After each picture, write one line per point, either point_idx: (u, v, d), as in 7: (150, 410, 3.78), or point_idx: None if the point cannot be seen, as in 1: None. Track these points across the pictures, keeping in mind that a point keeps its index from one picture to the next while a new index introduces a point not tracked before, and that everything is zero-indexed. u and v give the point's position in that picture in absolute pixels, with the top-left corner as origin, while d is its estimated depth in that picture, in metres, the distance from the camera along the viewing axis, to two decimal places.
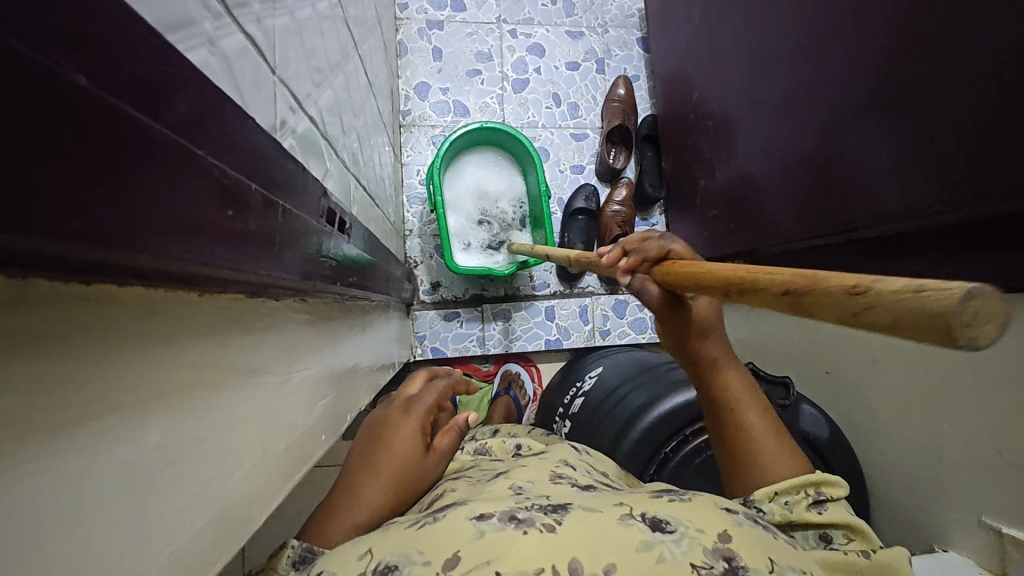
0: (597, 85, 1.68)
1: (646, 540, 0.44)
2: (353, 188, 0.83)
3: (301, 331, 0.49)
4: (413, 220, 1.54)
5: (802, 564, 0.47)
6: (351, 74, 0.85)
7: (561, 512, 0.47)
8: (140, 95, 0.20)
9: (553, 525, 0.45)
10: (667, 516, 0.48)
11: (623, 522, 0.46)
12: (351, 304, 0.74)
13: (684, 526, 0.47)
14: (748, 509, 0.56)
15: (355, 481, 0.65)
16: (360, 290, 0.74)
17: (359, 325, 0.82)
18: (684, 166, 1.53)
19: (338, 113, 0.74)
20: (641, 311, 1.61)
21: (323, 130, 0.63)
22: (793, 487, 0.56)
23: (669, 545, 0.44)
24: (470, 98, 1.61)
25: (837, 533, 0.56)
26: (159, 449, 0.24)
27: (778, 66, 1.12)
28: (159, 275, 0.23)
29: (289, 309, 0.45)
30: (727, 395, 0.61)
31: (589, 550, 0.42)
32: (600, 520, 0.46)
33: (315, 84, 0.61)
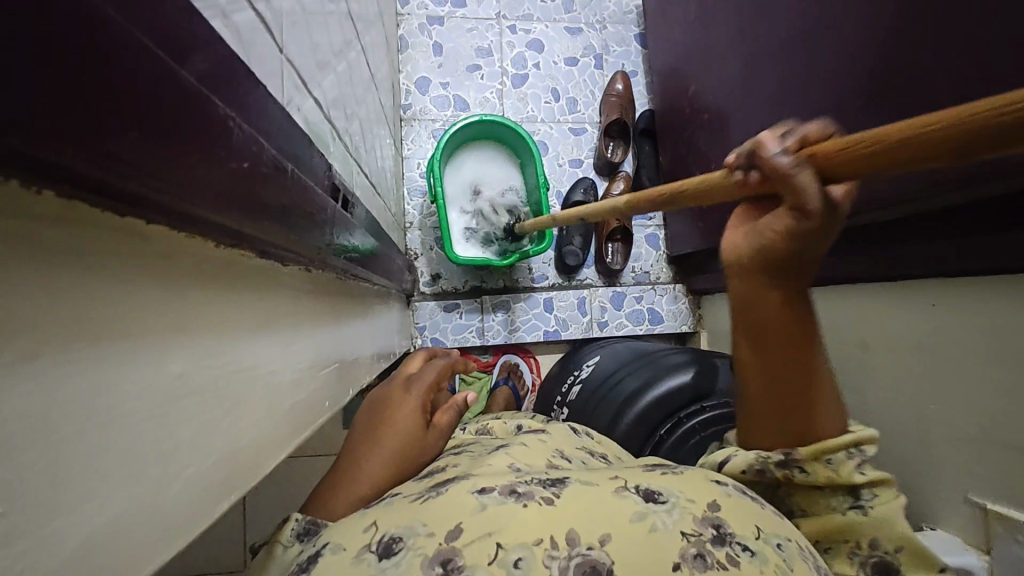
0: (595, 80, 1.71)
1: (640, 510, 0.46)
2: (355, 174, 0.85)
3: (302, 303, 0.50)
4: (413, 212, 1.56)
5: (790, 531, 0.49)
6: (354, 64, 0.87)
7: (560, 486, 0.49)
8: (169, 48, 0.22)
9: (551, 498, 0.46)
10: (659, 487, 0.50)
11: (619, 495, 0.47)
12: (353, 284, 0.76)
13: (675, 496, 0.48)
14: (791, 467, 0.55)
15: (359, 455, 0.67)
16: (362, 271, 0.76)
17: (361, 309, 0.84)
18: (681, 160, 1.55)
19: (341, 99, 0.76)
20: (639, 303, 1.63)
21: (327, 114, 0.66)
22: (838, 446, 0.55)
23: (661, 515, 0.46)
24: (470, 92, 1.63)
25: (868, 490, 0.55)
26: (178, 378, 0.26)
27: (772, 58, 1.14)
28: (182, 218, 0.25)
29: (294, 276, 0.47)
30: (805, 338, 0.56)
31: (586, 521, 0.44)
32: (596, 492, 0.48)
33: (319, 69, 0.63)
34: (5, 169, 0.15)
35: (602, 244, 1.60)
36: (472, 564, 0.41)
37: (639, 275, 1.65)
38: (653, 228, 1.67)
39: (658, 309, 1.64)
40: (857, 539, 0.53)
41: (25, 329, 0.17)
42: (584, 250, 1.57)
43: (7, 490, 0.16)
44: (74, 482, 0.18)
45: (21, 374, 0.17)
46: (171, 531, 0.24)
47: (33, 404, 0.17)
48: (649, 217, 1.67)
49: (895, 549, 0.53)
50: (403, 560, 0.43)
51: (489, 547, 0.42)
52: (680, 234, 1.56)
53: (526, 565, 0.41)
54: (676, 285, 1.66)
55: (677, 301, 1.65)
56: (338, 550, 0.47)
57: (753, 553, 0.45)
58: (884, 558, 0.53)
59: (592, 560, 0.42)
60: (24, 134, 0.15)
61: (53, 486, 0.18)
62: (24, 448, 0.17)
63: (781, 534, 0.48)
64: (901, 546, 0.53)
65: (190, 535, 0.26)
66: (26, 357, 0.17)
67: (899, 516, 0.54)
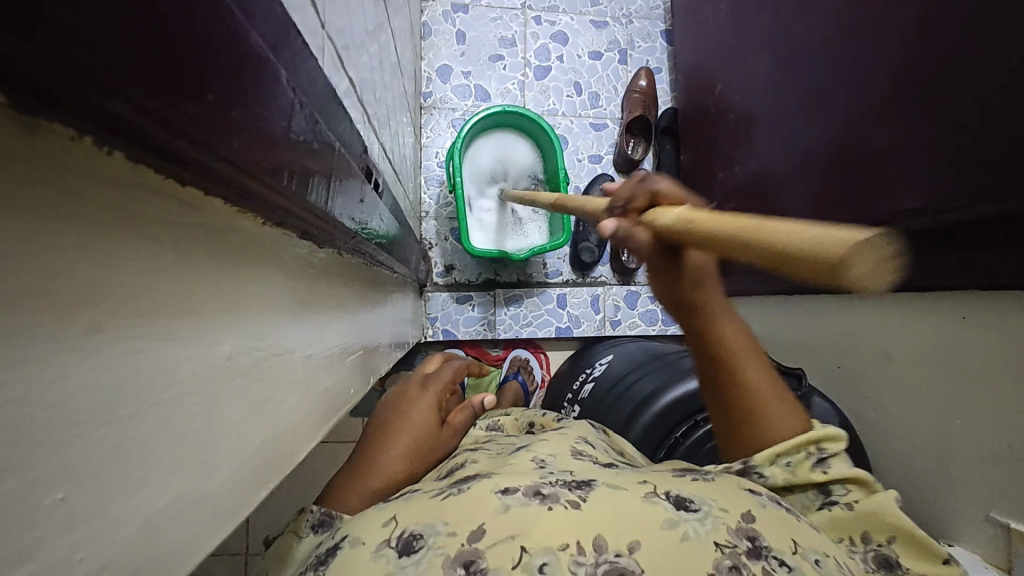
0: (618, 76, 1.68)
1: (671, 518, 0.44)
2: (382, 163, 0.84)
3: (331, 301, 0.48)
4: (429, 202, 1.57)
5: (827, 547, 0.48)
6: (385, 52, 0.87)
7: (585, 489, 0.47)
8: (242, 8, 0.20)
9: (577, 502, 0.45)
10: (690, 494, 0.48)
11: (646, 501, 0.46)
12: (376, 272, 0.75)
13: (708, 504, 0.46)
14: (751, 474, 0.59)
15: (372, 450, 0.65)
16: (385, 257, 0.75)
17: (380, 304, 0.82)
18: (702, 160, 1.53)
19: (373, 84, 0.75)
20: (652, 303, 1.61)
21: (360, 97, 0.65)
22: (794, 449, 0.60)
23: (693, 524, 0.44)
24: (492, 83, 1.62)
25: (837, 485, 0.60)
26: (228, 360, 0.25)
27: (801, 61, 1.12)
28: (239, 190, 0.24)
29: (330, 261, 0.46)
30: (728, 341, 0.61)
31: (614, 527, 0.42)
32: (624, 498, 0.46)
33: (357, 53, 0.62)
34: (80, 126, 0.14)
35: None
36: (496, 567, 0.40)
37: None
38: None
39: None
40: (849, 537, 0.57)
41: (94, 301, 0.16)
42: (599, 247, 1.57)
43: (58, 475, 0.14)
44: (128, 468, 0.17)
45: (86, 351, 0.15)
46: (218, 517, 0.23)
47: (95, 382, 0.16)
48: None
49: (888, 539, 0.57)
50: (423, 559, 0.41)
51: (513, 550, 0.41)
52: None
53: (553, 570, 0.40)
54: None
55: None
56: (357, 544, 0.45)
57: (789, 570, 0.43)
58: (879, 549, 0.56)
59: (621, 568, 0.40)
60: (111, 87, 0.14)
61: (108, 473, 0.16)
62: (92, 429, 0.16)
63: (819, 549, 0.46)
64: (893, 535, 0.57)
65: (237, 522, 0.25)
66: (91, 332, 0.16)
67: (874, 498, 0.59)
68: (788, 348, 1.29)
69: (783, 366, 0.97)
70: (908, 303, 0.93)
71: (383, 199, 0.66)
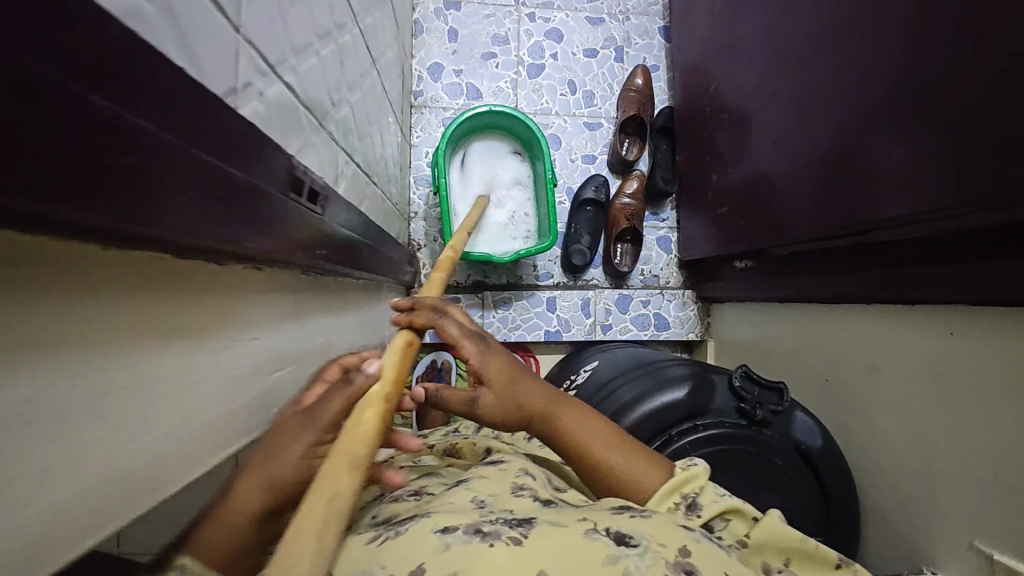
0: (614, 74, 1.64)
1: (611, 553, 0.42)
2: (347, 167, 0.83)
3: (231, 314, 0.45)
4: (418, 202, 1.56)
5: None
6: (354, 53, 0.85)
7: (527, 525, 0.44)
8: (13, 53, 0.20)
9: (519, 539, 0.42)
10: (629, 529, 0.45)
11: (589, 537, 0.43)
12: (331, 281, 0.74)
13: (646, 539, 0.44)
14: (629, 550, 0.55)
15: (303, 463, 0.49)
16: (342, 267, 0.73)
17: (337, 312, 0.80)
18: (696, 161, 1.49)
19: (334, 87, 0.73)
20: (645, 308, 1.57)
21: (310, 101, 0.63)
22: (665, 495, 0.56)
23: (633, 559, 0.42)
24: (484, 81, 1.59)
25: (719, 521, 0.56)
26: (28, 400, 0.25)
27: (795, 59, 1.08)
28: (36, 223, 0.24)
29: (225, 275, 0.44)
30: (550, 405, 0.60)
31: (554, 564, 0.40)
32: (564, 534, 0.43)
33: (305, 57, 0.60)
34: None
35: (610, 245, 1.56)
36: None
37: (647, 278, 1.60)
38: (666, 230, 1.62)
39: (665, 315, 1.57)
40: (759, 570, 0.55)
41: None
42: (591, 249, 1.54)
43: None
44: None
45: None
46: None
47: None
48: (663, 219, 1.62)
49: (783, 561, 0.55)
50: None
51: None
52: (694, 237, 1.51)
53: None
54: (686, 291, 1.59)
55: (685, 308, 1.58)
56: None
57: None
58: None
59: None
60: None
61: None
62: None
63: None
64: (786, 557, 0.55)
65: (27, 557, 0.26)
66: None
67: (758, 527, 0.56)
68: (778, 358, 1.25)
69: (764, 380, 0.92)
70: (897, 315, 0.88)
71: (330, 207, 0.64)
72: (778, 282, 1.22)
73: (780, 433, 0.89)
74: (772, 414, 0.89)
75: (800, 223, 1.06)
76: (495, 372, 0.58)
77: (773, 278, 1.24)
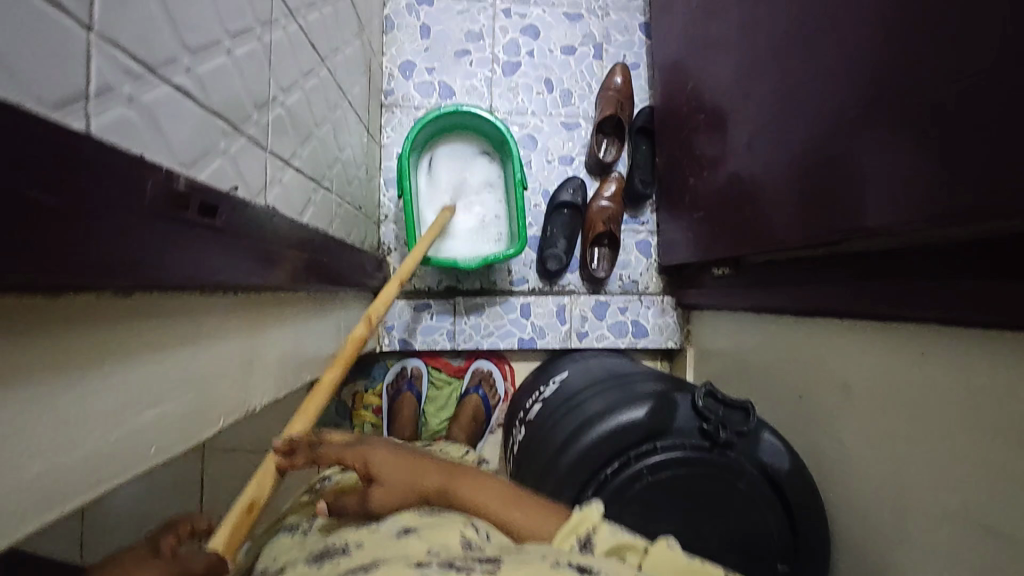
0: (593, 72, 1.58)
1: None
2: (283, 174, 0.78)
3: (92, 353, 0.39)
4: (389, 205, 1.51)
5: None
6: (292, 52, 0.80)
7: None
8: None
9: None
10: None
11: None
12: (257, 298, 0.69)
13: None
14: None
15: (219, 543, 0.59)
16: (269, 283, 0.68)
17: (274, 330, 0.75)
18: (675, 162, 1.43)
19: (260, 88, 0.68)
20: (622, 314, 1.52)
21: (222, 105, 0.58)
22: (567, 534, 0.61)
23: None
24: (457, 79, 1.54)
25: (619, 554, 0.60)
26: None
27: (770, 58, 1.02)
28: None
29: (81, 309, 0.37)
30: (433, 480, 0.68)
31: None
32: None
33: (210, 57, 0.55)
34: None
35: (586, 249, 1.51)
36: None
37: (626, 283, 1.55)
38: (645, 234, 1.57)
39: (644, 322, 1.52)
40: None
41: None
42: (566, 254, 1.49)
43: None
44: None
45: None
46: None
47: None
48: (642, 222, 1.57)
49: None
50: None
51: None
52: (674, 241, 1.46)
53: None
54: (665, 297, 1.54)
55: (664, 315, 1.52)
56: None
57: None
58: None
59: None
60: None
61: None
62: None
63: None
64: None
65: None
66: None
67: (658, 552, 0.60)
68: (755, 370, 1.20)
69: (730, 399, 0.87)
70: (870, 331, 0.83)
71: (242, 219, 0.59)
72: (754, 291, 1.16)
73: (745, 456, 0.84)
74: (736, 436, 0.84)
75: (775, 230, 1.01)
76: (380, 468, 0.67)
77: (750, 287, 1.19)
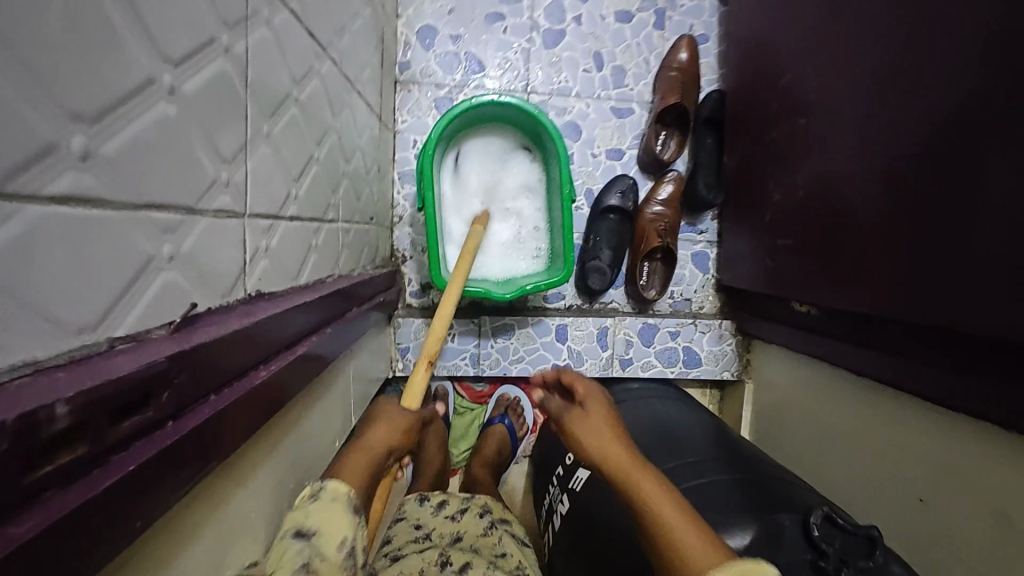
0: (652, 45, 1.30)
1: None
2: (272, 234, 0.55)
3: None
4: (404, 205, 1.27)
5: None
6: (281, 53, 0.55)
7: None
8: None
9: None
10: None
11: None
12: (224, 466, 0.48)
13: None
14: None
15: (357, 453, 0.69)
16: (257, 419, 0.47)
17: (254, 467, 0.54)
18: (750, 165, 1.19)
19: (231, 128, 0.45)
20: (673, 340, 1.31)
21: (162, 188, 0.35)
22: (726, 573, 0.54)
23: None
24: (488, 50, 1.26)
25: None
26: None
27: (920, 58, 0.76)
28: None
29: None
30: (619, 459, 0.66)
31: None
32: None
33: (133, 114, 0.32)
34: None
35: (636, 263, 1.28)
36: None
37: (678, 302, 1.34)
38: (703, 244, 1.34)
39: (696, 349, 1.32)
40: None
41: None
42: (612, 268, 1.27)
43: None
44: None
45: None
46: None
47: None
48: (701, 231, 1.34)
49: None
50: None
51: None
52: (741, 260, 1.23)
53: None
54: (723, 321, 1.32)
55: (721, 341, 1.32)
56: None
57: None
58: None
59: None
60: None
61: None
62: None
63: None
64: None
65: None
66: None
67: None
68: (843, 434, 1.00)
69: (852, 523, 0.67)
70: None
71: (202, 371, 0.37)
72: (853, 345, 0.95)
73: None
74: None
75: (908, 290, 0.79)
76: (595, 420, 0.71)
77: (849, 339, 0.97)
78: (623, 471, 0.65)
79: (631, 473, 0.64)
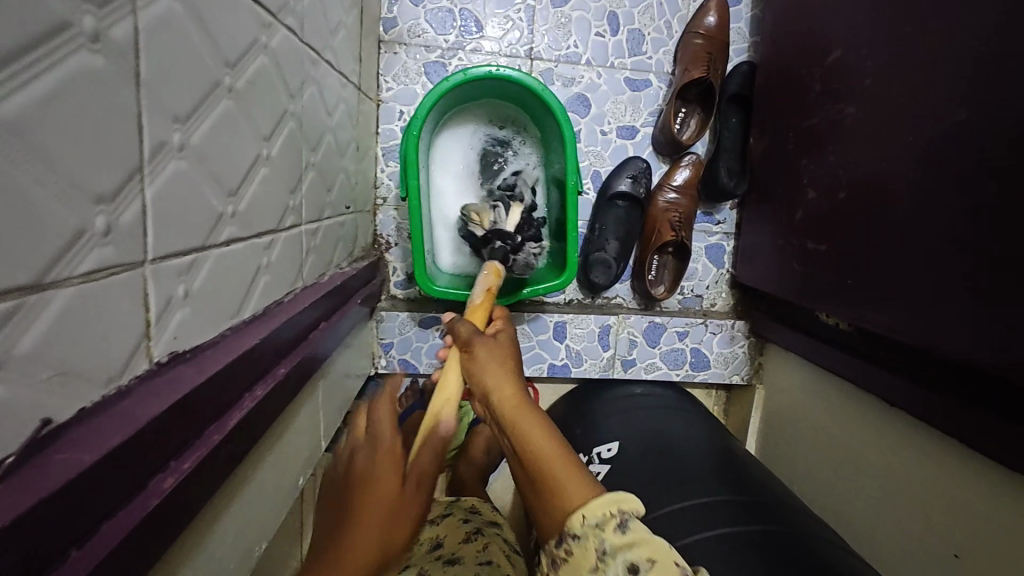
0: (675, 6, 1.13)
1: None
2: (196, 272, 0.42)
3: None
4: (389, 185, 1.13)
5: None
6: (202, 29, 0.41)
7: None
8: None
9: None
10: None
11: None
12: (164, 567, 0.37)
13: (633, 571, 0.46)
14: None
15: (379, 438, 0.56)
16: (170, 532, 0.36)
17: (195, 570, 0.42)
18: (780, 153, 1.05)
19: (109, 153, 0.31)
20: (681, 341, 1.20)
21: None
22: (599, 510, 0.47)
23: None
24: (486, 7, 1.09)
25: None
26: None
27: (1010, 45, 0.62)
28: None
29: None
30: (509, 407, 0.59)
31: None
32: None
33: None
34: None
35: (646, 256, 1.16)
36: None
37: (688, 298, 1.23)
38: (719, 236, 1.22)
39: (706, 351, 1.21)
40: None
41: None
42: (619, 261, 1.14)
43: None
44: None
45: None
46: None
47: None
48: (718, 221, 1.21)
49: None
50: None
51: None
52: (761, 258, 1.11)
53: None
54: (736, 322, 1.21)
55: (732, 343, 1.21)
56: None
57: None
58: None
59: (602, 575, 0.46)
60: None
61: None
62: None
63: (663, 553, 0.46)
64: None
65: None
66: None
67: None
68: (862, 464, 0.91)
69: None
70: None
71: (36, 537, 0.26)
72: (884, 371, 0.85)
73: None
74: None
75: (963, 326, 0.68)
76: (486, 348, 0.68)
77: (880, 364, 0.86)
78: (514, 420, 0.57)
79: (517, 417, 0.57)
